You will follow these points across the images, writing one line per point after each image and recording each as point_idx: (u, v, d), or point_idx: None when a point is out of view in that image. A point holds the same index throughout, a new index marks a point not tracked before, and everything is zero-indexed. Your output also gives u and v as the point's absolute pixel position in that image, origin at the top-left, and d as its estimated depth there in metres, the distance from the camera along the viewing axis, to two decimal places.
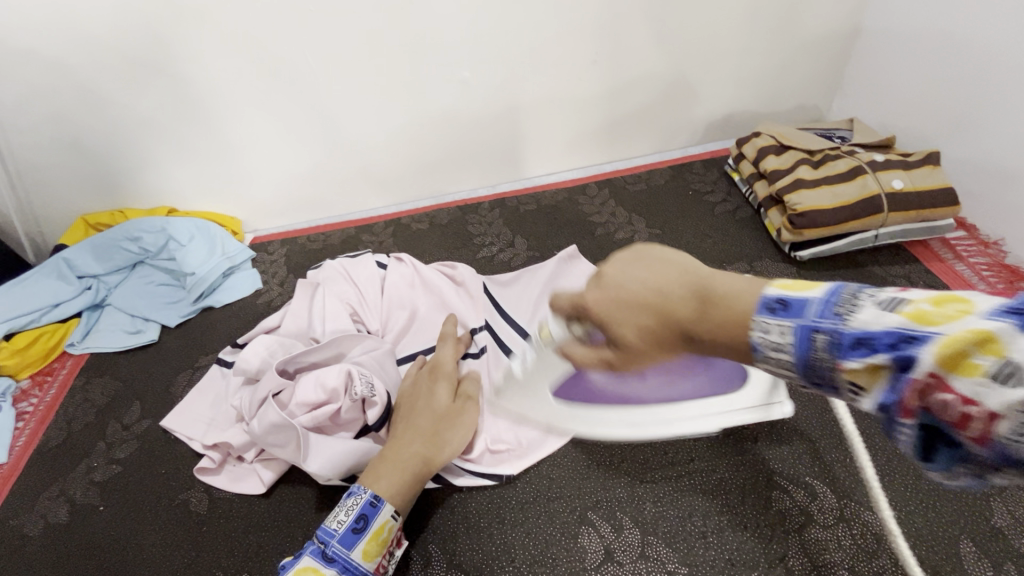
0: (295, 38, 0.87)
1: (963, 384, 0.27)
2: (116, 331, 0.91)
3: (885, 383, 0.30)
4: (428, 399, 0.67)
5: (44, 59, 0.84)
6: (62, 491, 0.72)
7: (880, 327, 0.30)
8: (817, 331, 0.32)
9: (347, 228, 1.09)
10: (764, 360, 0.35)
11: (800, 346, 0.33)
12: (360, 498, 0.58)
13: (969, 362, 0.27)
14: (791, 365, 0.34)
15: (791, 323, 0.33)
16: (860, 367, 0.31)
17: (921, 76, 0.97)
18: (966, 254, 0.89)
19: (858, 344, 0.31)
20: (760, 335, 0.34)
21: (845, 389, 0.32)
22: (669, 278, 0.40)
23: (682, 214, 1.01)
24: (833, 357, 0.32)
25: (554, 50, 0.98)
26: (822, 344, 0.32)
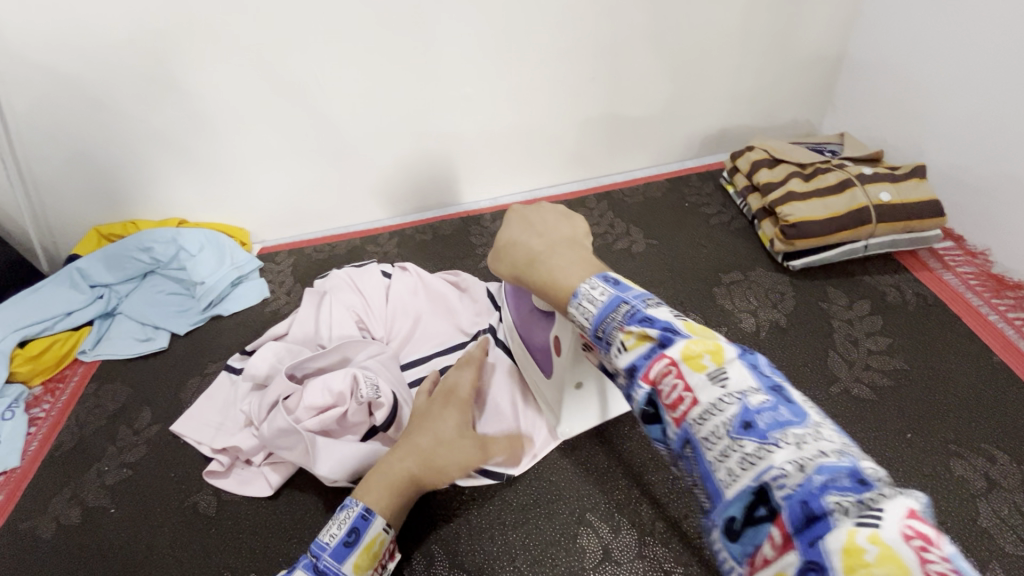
0: (305, 57, 0.91)
1: (690, 374, 0.36)
2: (127, 339, 0.94)
3: (644, 349, 0.39)
4: (438, 424, 0.65)
5: (63, 76, 0.87)
6: (74, 494, 0.74)
7: (663, 318, 0.40)
8: (625, 303, 0.42)
9: (352, 239, 1.12)
10: (577, 306, 0.45)
11: (606, 306, 0.43)
12: (352, 511, 0.58)
13: (701, 360, 0.36)
14: (592, 315, 0.43)
15: (611, 292, 0.43)
16: (636, 332, 0.40)
17: (907, 94, 1.01)
18: (954, 264, 0.92)
19: (644, 320, 0.40)
20: (586, 287, 0.45)
21: (614, 347, 0.41)
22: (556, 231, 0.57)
23: (678, 225, 1.04)
24: (624, 320, 0.41)
25: (554, 69, 1.01)
26: (621, 311, 0.41)
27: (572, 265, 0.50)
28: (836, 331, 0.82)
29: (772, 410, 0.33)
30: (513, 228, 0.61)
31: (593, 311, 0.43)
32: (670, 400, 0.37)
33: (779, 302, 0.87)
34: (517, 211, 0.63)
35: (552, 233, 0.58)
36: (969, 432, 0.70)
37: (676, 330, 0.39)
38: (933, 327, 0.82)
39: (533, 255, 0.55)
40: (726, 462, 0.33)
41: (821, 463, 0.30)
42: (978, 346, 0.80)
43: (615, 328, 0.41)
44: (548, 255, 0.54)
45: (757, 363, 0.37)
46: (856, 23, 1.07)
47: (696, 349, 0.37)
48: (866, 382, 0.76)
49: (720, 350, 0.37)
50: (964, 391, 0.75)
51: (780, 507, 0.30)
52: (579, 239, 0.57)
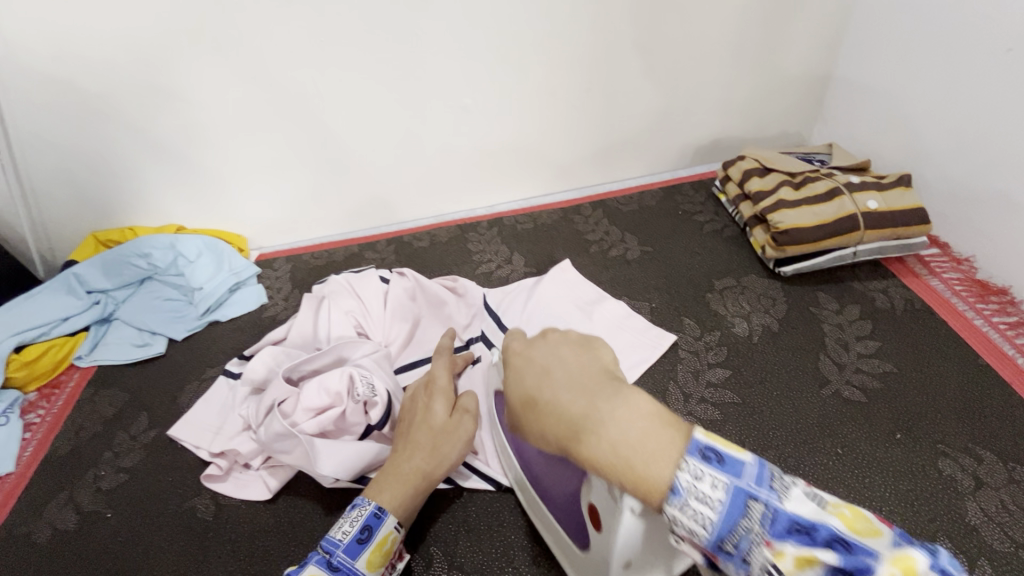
0: (305, 67, 0.92)
1: None
2: (124, 344, 0.94)
3: (814, 571, 0.35)
4: (426, 415, 0.66)
5: (64, 83, 0.88)
6: (70, 499, 0.74)
7: (822, 522, 0.36)
8: (753, 499, 0.37)
9: (350, 246, 1.13)
10: (679, 508, 0.38)
11: (734, 510, 0.37)
12: (365, 509, 0.58)
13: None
14: (711, 523, 0.38)
15: (727, 482, 0.38)
16: (795, 553, 0.36)
17: (893, 106, 1.04)
18: (940, 270, 0.94)
19: (795, 530, 0.36)
20: (688, 480, 0.38)
21: (759, 565, 0.37)
22: (598, 402, 0.44)
23: (672, 232, 1.06)
24: (762, 529, 0.37)
25: (551, 80, 1.03)
26: (757, 516, 0.37)
27: (641, 423, 0.41)
28: (827, 335, 0.84)
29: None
30: (526, 372, 0.51)
31: (713, 516, 0.37)
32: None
33: (771, 307, 0.89)
34: (520, 355, 0.53)
35: (576, 373, 0.48)
36: (957, 433, 0.72)
37: (849, 544, 0.35)
38: (921, 332, 0.84)
39: (575, 423, 0.43)
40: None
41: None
42: (966, 349, 0.82)
43: (754, 540, 0.37)
44: (603, 411, 0.43)
45: (918, 548, 0.36)
46: (842, 38, 1.11)
47: (878, 564, 0.35)
48: (857, 385, 0.77)
49: (895, 554, 0.35)
50: (952, 393, 0.76)
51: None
52: (610, 371, 0.48)
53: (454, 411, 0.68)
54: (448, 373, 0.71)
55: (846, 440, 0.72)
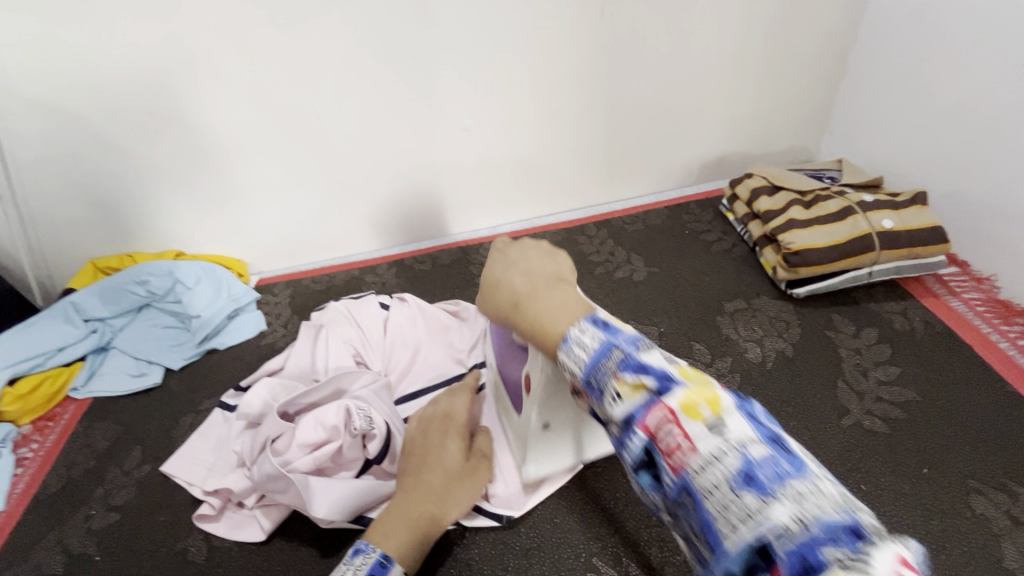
0: (307, 93, 0.92)
1: (688, 424, 0.35)
2: (119, 375, 0.92)
3: (640, 398, 0.37)
4: (439, 455, 0.64)
5: (63, 112, 0.87)
6: (59, 540, 0.71)
7: (658, 365, 0.38)
8: (616, 349, 0.41)
9: (351, 270, 1.11)
10: (566, 353, 0.44)
11: (598, 353, 0.41)
12: (369, 557, 0.54)
13: (698, 408, 0.35)
14: (583, 362, 0.42)
15: (602, 337, 0.42)
16: (630, 381, 0.38)
17: (904, 121, 1.02)
18: (960, 290, 0.91)
19: (638, 367, 0.39)
20: (576, 331, 0.44)
21: (608, 395, 0.39)
22: (540, 288, 0.52)
23: (678, 252, 1.03)
24: (616, 366, 0.40)
25: (552, 99, 1.02)
26: (614, 357, 0.40)
27: (565, 305, 0.48)
28: (844, 361, 0.81)
29: (772, 462, 0.33)
30: (497, 266, 0.58)
31: (585, 359, 0.42)
32: (666, 447, 0.35)
33: (784, 331, 0.86)
34: (498, 250, 0.60)
35: (534, 269, 0.55)
36: (987, 466, 0.68)
37: (672, 378, 0.37)
38: (944, 357, 0.81)
39: (518, 297, 0.52)
40: (726, 513, 0.32)
41: (822, 518, 0.30)
42: (991, 375, 0.78)
43: (607, 373, 0.40)
44: (540, 295, 0.50)
45: (752, 411, 0.36)
46: (850, 53, 1.09)
47: (694, 397, 0.36)
48: (878, 414, 0.74)
49: (718, 400, 0.36)
50: (979, 422, 0.72)
51: (786, 564, 0.29)
52: (563, 272, 0.55)
53: (471, 455, 0.66)
54: (467, 410, 0.69)
55: (870, 474, 0.68)
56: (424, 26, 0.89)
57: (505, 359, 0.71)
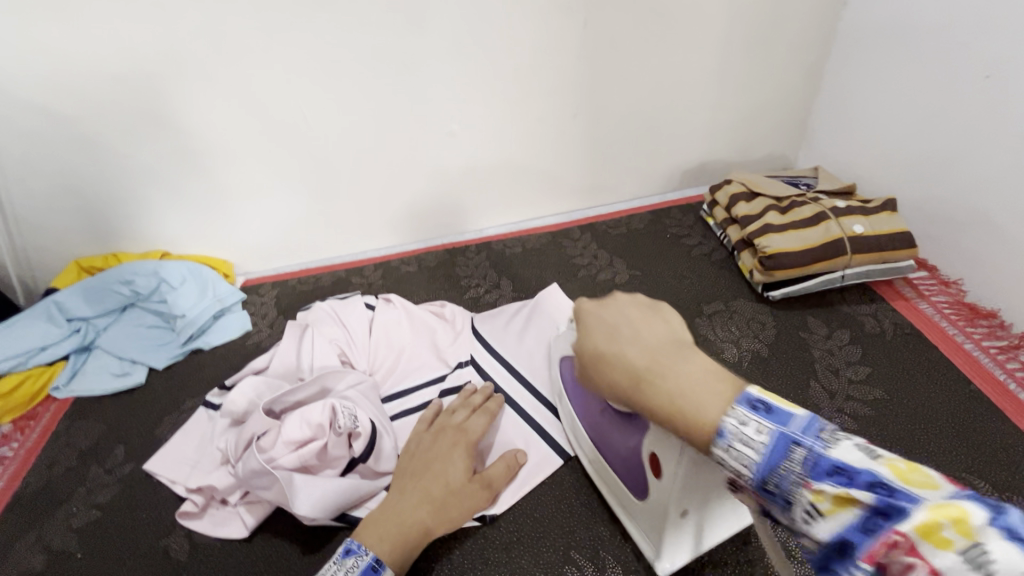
0: (295, 96, 0.93)
1: (933, 554, 0.33)
2: (103, 374, 0.91)
3: (852, 518, 0.36)
4: (445, 466, 0.66)
5: (48, 111, 0.87)
6: (38, 538, 0.71)
7: (863, 468, 0.36)
8: (796, 446, 0.39)
9: (336, 271, 1.12)
10: (724, 449, 0.41)
11: (774, 451, 0.39)
12: (361, 559, 0.57)
13: (944, 534, 0.33)
14: (756, 466, 0.40)
15: (769, 428, 0.40)
16: (831, 495, 0.36)
17: (877, 130, 1.05)
18: (929, 293, 0.94)
19: (837, 474, 0.37)
20: (733, 422, 0.41)
21: (801, 508, 0.38)
22: (659, 355, 0.47)
23: (660, 255, 1.06)
24: (803, 473, 0.38)
25: (538, 105, 1.04)
26: (798, 459, 0.38)
27: (701, 385, 0.44)
28: (817, 361, 0.83)
29: None
30: (597, 334, 0.52)
31: (757, 459, 0.39)
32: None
33: (760, 332, 0.88)
34: (589, 311, 0.55)
35: (643, 335, 0.50)
36: (951, 462, 0.70)
37: (889, 489, 0.35)
38: (911, 357, 0.84)
39: (641, 375, 0.47)
40: None
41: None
42: (956, 374, 0.81)
43: (794, 481, 0.38)
44: (667, 374, 0.45)
45: (1010, 521, 0.33)
46: (824, 64, 1.13)
47: (929, 517, 0.33)
48: (848, 412, 0.76)
49: (964, 517, 0.33)
50: (944, 420, 0.75)
51: None
52: (674, 331, 0.50)
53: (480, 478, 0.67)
54: (483, 429, 0.71)
55: None
56: (413, 31, 0.91)
57: (610, 444, 0.65)
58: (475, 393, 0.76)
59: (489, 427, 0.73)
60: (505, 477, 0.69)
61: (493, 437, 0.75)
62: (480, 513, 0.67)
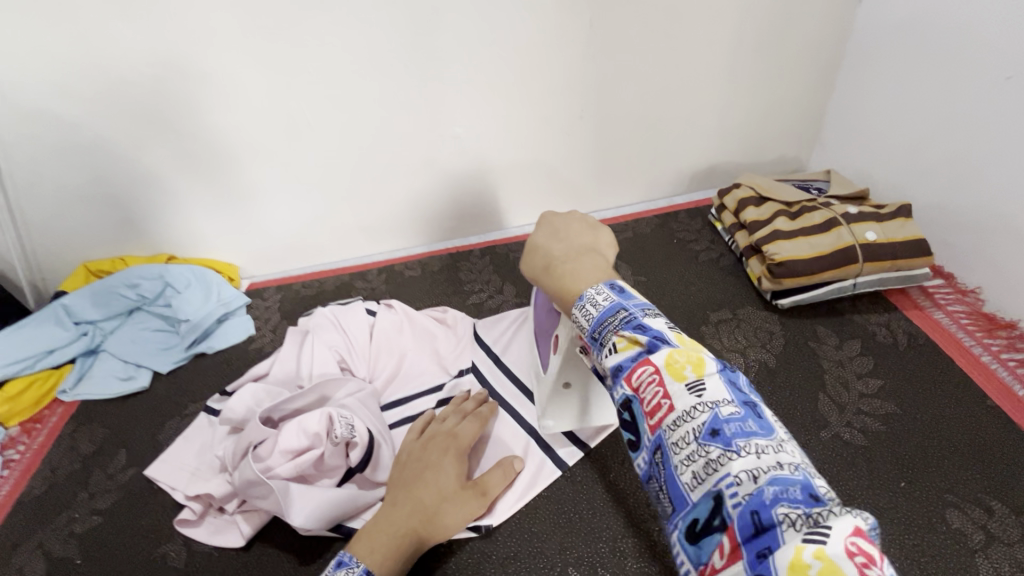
0: (297, 101, 0.93)
1: (671, 381, 0.40)
2: (108, 378, 0.92)
3: (633, 354, 0.43)
4: (437, 473, 0.65)
5: (56, 118, 0.88)
6: (40, 543, 0.71)
7: (655, 327, 0.44)
8: (623, 310, 0.46)
9: (340, 275, 1.12)
10: (580, 309, 0.49)
11: (606, 311, 0.47)
12: (353, 572, 0.56)
13: (682, 369, 0.41)
14: (593, 318, 0.47)
15: (614, 297, 0.47)
16: (628, 337, 0.44)
17: (892, 133, 1.02)
18: (945, 303, 0.91)
19: (637, 327, 0.44)
20: (592, 292, 0.49)
21: (606, 349, 0.45)
22: (575, 254, 0.58)
23: (666, 261, 1.04)
24: (619, 326, 0.45)
25: (542, 108, 1.03)
26: (618, 317, 0.45)
27: (587, 272, 0.55)
28: (827, 372, 0.81)
29: (739, 420, 0.38)
30: (540, 231, 0.63)
31: (594, 314, 0.47)
32: (649, 405, 0.40)
33: (768, 341, 0.86)
34: (545, 218, 0.66)
35: (573, 239, 0.61)
36: (965, 481, 0.68)
37: (665, 339, 0.43)
38: (925, 369, 0.81)
39: (552, 260, 0.58)
40: (691, 463, 0.37)
41: (774, 474, 0.35)
42: (972, 388, 0.78)
43: (609, 331, 0.45)
44: (566, 263, 0.56)
45: (734, 380, 0.41)
46: (839, 64, 1.10)
47: (679, 359, 0.41)
48: (858, 426, 0.74)
49: (701, 363, 0.41)
50: (959, 436, 0.72)
51: (732, 513, 0.34)
52: (599, 245, 0.61)
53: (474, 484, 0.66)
54: (474, 433, 0.70)
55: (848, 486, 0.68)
56: (416, 35, 0.90)
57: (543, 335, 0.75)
58: (467, 400, 0.76)
59: (481, 433, 0.72)
60: (500, 484, 0.68)
61: (484, 444, 0.74)
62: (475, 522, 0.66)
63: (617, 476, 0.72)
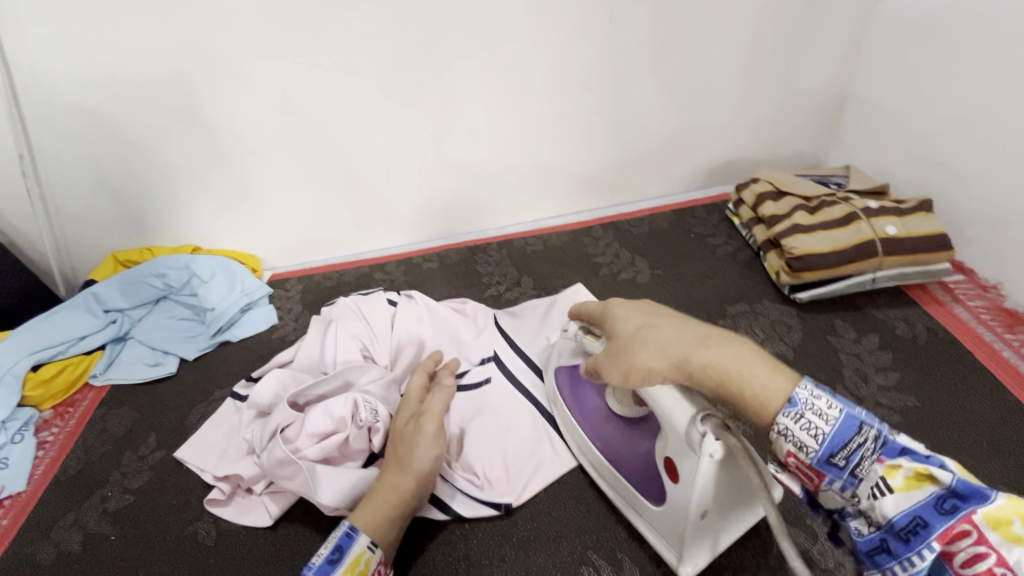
0: (322, 94, 0.95)
1: (993, 537, 0.42)
2: (137, 364, 0.95)
3: (924, 498, 0.45)
4: (391, 429, 0.69)
5: (89, 110, 0.91)
6: (76, 520, 0.74)
7: (933, 460, 0.45)
8: (864, 426, 0.47)
9: (360, 267, 1.14)
10: (791, 416, 0.47)
11: (843, 427, 0.47)
12: (336, 530, 0.59)
13: (1012, 526, 0.42)
14: (820, 442, 0.47)
15: (841, 409, 0.47)
16: (910, 473, 0.46)
17: (913, 128, 1.02)
18: (964, 298, 0.91)
19: (911, 458, 0.46)
20: (806, 394, 0.48)
21: (872, 485, 0.46)
22: (704, 336, 0.53)
23: (684, 255, 1.04)
24: (878, 451, 0.47)
25: (563, 102, 1.04)
26: (873, 441, 0.47)
27: (743, 353, 0.51)
28: (845, 366, 0.81)
29: None
30: (627, 323, 0.59)
31: (826, 429, 0.47)
32: (981, 571, 0.42)
33: (785, 335, 0.86)
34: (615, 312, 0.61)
35: (670, 318, 0.57)
36: (984, 474, 0.68)
37: (963, 480, 0.44)
38: (945, 363, 0.81)
39: (690, 349, 0.52)
40: None
41: None
42: (993, 383, 0.78)
43: (864, 458, 0.47)
44: (708, 346, 0.52)
45: None
46: (859, 59, 1.10)
47: (1001, 513, 0.42)
48: (876, 419, 0.74)
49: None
50: (979, 429, 0.73)
51: None
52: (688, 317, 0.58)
53: (413, 419, 0.68)
54: (415, 384, 0.73)
55: None
56: (441, 30, 0.91)
57: (628, 455, 0.66)
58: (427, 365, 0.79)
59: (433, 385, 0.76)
60: (439, 408, 0.70)
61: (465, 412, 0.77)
62: (439, 443, 0.66)
63: None
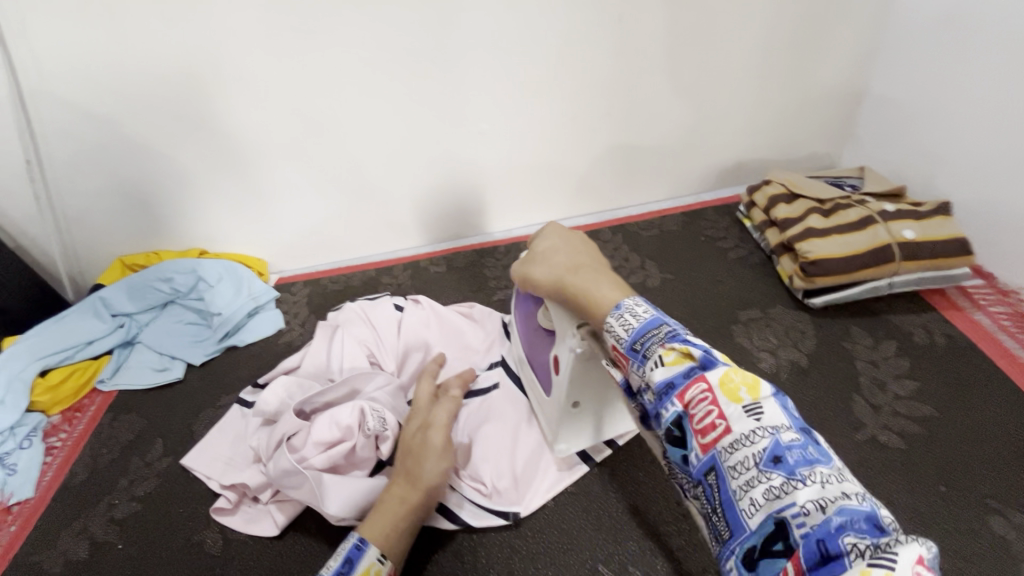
0: (327, 97, 0.94)
1: (727, 403, 0.40)
2: (144, 369, 0.95)
3: (682, 368, 0.43)
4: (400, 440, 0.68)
5: (95, 115, 0.90)
6: (83, 527, 0.74)
7: (702, 342, 0.44)
8: (663, 325, 0.46)
9: (367, 271, 1.13)
10: (617, 318, 0.49)
11: (647, 324, 0.46)
12: (348, 542, 0.58)
13: (738, 391, 0.41)
14: (632, 330, 0.47)
15: (651, 312, 0.48)
16: (677, 349, 0.43)
17: (930, 129, 0.99)
18: (985, 303, 0.88)
19: (684, 340, 0.44)
20: (631, 303, 0.49)
21: (652, 360, 0.44)
22: (588, 268, 0.59)
23: (693, 258, 1.03)
24: (664, 337, 0.45)
25: (570, 103, 1.02)
26: (664, 329, 0.45)
27: (604, 283, 0.55)
28: (861, 374, 0.79)
29: (802, 451, 0.38)
30: (542, 248, 0.66)
31: (635, 325, 0.47)
32: (701, 425, 0.41)
33: (800, 341, 0.85)
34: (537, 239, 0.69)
35: (572, 252, 0.64)
36: (1007, 487, 0.66)
37: (713, 353, 0.43)
38: (965, 372, 0.79)
39: (568, 273, 0.59)
40: (750, 496, 0.37)
41: (843, 508, 0.35)
42: (1015, 392, 0.76)
43: (654, 342, 0.45)
44: (581, 278, 0.58)
45: (788, 404, 0.41)
46: (873, 58, 1.07)
47: (734, 379, 0.41)
48: (894, 429, 0.72)
49: (756, 385, 0.41)
50: (1001, 440, 0.71)
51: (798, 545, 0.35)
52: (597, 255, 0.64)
53: (422, 430, 0.67)
54: (425, 393, 0.73)
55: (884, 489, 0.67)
56: (448, 34, 0.90)
57: (537, 355, 0.73)
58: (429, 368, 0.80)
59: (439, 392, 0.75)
60: (446, 417, 0.69)
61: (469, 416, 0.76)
62: (449, 456, 0.66)
63: (646, 475, 0.72)
